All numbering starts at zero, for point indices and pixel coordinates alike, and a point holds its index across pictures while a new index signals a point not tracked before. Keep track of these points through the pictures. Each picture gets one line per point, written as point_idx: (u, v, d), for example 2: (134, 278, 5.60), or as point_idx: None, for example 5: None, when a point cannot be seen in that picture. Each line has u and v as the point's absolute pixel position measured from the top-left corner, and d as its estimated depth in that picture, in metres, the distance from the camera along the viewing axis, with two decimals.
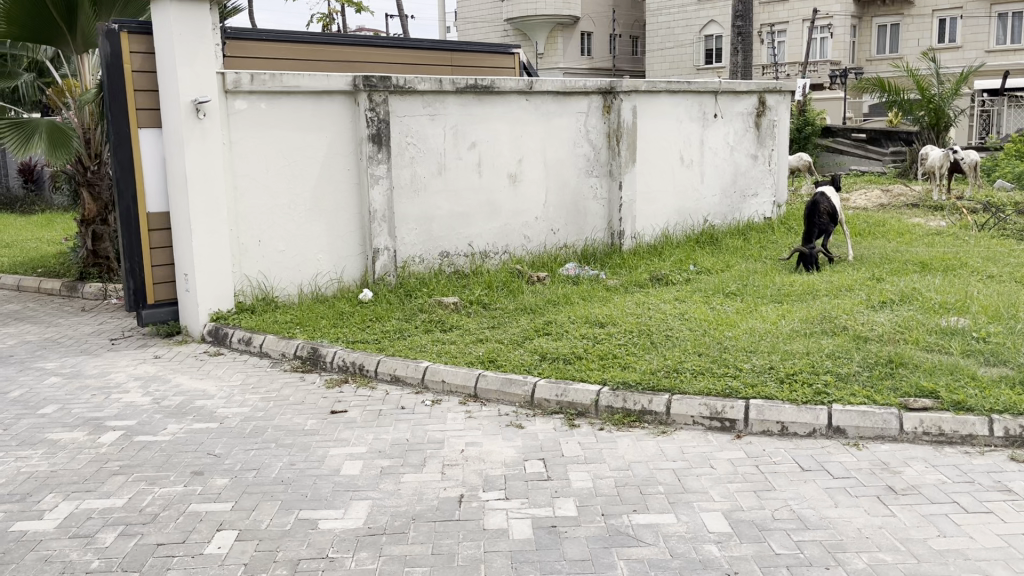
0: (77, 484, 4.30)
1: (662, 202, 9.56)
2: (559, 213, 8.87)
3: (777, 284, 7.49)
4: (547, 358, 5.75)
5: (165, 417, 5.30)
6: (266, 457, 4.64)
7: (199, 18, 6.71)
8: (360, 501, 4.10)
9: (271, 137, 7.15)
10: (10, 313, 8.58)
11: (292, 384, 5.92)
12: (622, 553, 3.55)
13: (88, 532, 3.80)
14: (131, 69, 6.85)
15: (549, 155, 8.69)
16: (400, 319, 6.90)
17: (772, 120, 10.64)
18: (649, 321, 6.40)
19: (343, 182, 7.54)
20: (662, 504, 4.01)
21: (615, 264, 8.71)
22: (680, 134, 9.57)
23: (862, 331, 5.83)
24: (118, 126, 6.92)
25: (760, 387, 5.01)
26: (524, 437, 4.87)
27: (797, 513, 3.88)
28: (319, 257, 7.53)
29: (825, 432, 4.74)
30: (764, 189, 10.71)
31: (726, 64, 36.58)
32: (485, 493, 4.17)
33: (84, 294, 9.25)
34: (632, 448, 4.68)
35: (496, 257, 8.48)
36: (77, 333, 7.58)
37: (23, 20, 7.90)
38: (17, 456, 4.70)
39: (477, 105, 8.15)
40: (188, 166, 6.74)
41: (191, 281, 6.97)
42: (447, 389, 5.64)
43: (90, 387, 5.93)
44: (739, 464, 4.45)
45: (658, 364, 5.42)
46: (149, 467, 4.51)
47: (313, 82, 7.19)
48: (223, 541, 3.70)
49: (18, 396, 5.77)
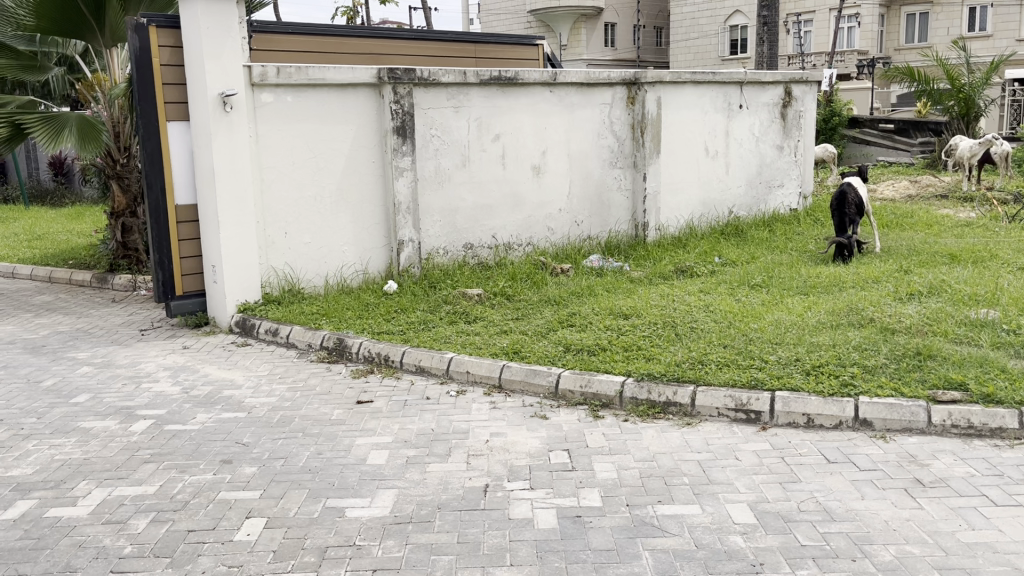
0: (109, 472, 4.38)
1: (687, 194, 9.51)
2: (582, 205, 8.85)
3: (804, 276, 7.45)
4: (571, 349, 5.76)
5: (194, 407, 5.37)
6: (293, 446, 4.69)
7: (225, 12, 6.76)
8: (387, 489, 4.14)
9: (297, 130, 7.20)
10: (42, 304, 8.73)
11: (318, 374, 5.98)
12: (647, 544, 3.56)
13: (121, 518, 3.87)
14: (159, 62, 6.93)
15: (572, 146, 8.68)
16: (424, 310, 6.93)
17: (799, 111, 10.55)
18: (674, 313, 6.39)
19: (368, 175, 7.58)
20: (687, 495, 4.01)
21: (639, 256, 8.70)
22: (705, 125, 9.51)
23: (889, 323, 5.78)
24: (147, 120, 7.00)
25: (786, 378, 4.99)
26: (549, 428, 4.88)
27: (823, 505, 3.87)
28: (344, 248, 7.59)
29: (852, 425, 4.71)
30: (790, 180, 10.62)
31: (751, 53, 36.24)
32: (510, 483, 4.19)
33: (114, 285, 9.39)
34: (656, 440, 4.68)
35: (520, 249, 8.50)
36: (107, 324, 7.69)
37: (52, 15, 7.98)
38: (50, 444, 4.79)
39: (501, 97, 8.15)
40: (215, 159, 6.81)
41: (219, 272, 7.05)
42: (471, 379, 5.67)
43: (121, 376, 6.02)
44: (764, 456, 4.44)
45: (683, 356, 5.41)
46: (179, 455, 4.58)
47: (338, 74, 7.22)
48: (253, 528, 3.76)
49: (51, 385, 5.88)
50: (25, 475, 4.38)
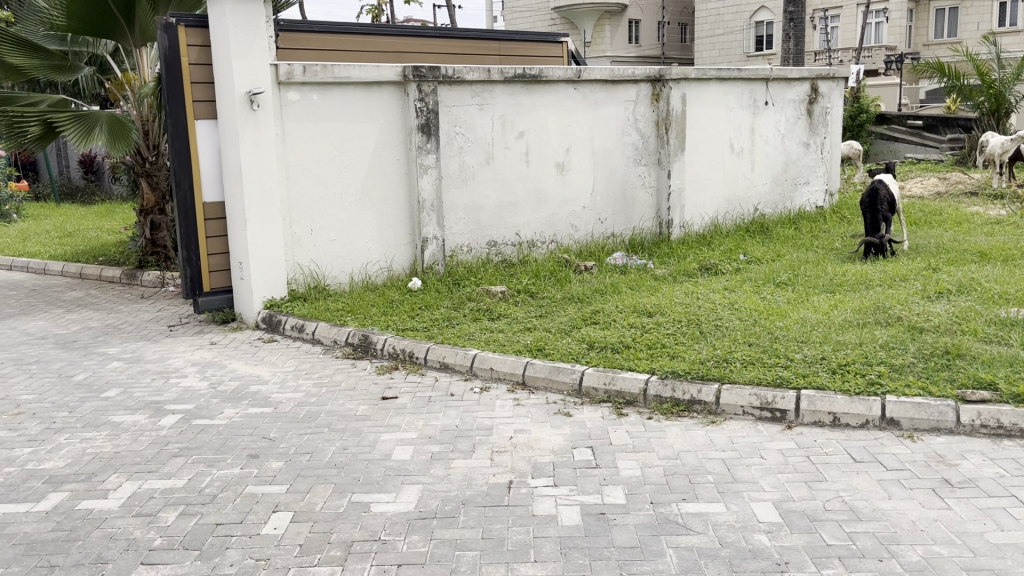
0: (139, 465, 4.45)
1: (712, 191, 9.46)
2: (606, 203, 8.84)
3: (830, 274, 7.39)
4: (595, 346, 5.76)
5: (222, 402, 5.44)
6: (319, 442, 4.73)
7: (253, 12, 6.83)
8: (411, 485, 4.16)
9: (323, 128, 7.25)
10: (73, 300, 8.86)
11: (343, 370, 6.03)
12: (672, 541, 3.56)
13: (151, 511, 3.93)
14: (188, 61, 7.01)
15: (596, 143, 8.66)
16: (448, 307, 6.96)
17: (825, 108, 10.45)
18: (699, 310, 6.37)
19: (392, 172, 7.62)
20: (712, 493, 4.00)
21: (663, 253, 8.67)
22: (730, 122, 9.46)
23: (917, 322, 5.72)
24: (176, 118, 7.09)
25: (811, 377, 4.96)
26: (572, 425, 4.89)
27: (850, 505, 3.84)
28: (369, 246, 7.63)
29: (878, 424, 4.67)
30: (816, 177, 10.52)
31: (777, 50, 35.91)
32: (534, 480, 4.20)
33: (143, 282, 9.52)
34: (680, 438, 4.67)
35: (544, 246, 8.50)
36: (136, 320, 7.80)
37: (83, 15, 8.09)
38: (82, 437, 4.87)
39: (525, 95, 8.16)
40: (242, 156, 6.88)
41: (246, 269, 7.13)
42: (495, 376, 5.69)
43: (150, 372, 6.10)
44: (789, 454, 4.42)
45: (708, 354, 5.39)
46: (207, 450, 4.64)
47: (364, 73, 7.27)
48: (279, 522, 3.80)
49: (83, 379, 5.97)
50: (57, 468, 4.46)
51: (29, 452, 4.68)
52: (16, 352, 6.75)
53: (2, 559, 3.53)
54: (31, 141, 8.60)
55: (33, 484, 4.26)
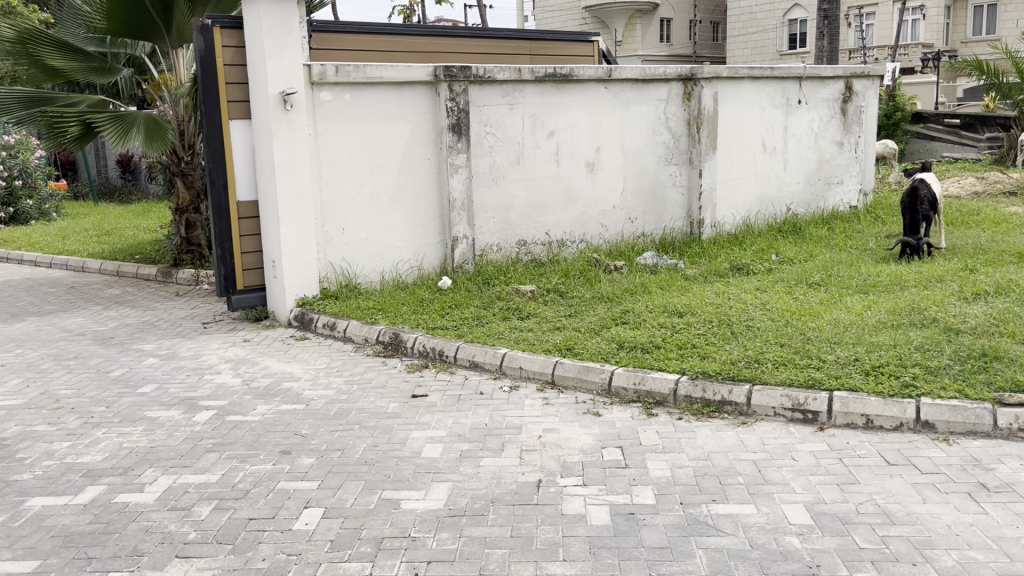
0: (174, 460, 4.52)
1: (744, 190, 9.39)
2: (637, 202, 8.81)
3: (863, 275, 7.30)
4: (624, 346, 5.75)
5: (255, 398, 5.51)
6: (350, 438, 4.78)
7: (287, 13, 6.91)
8: (441, 483, 4.18)
9: (355, 128, 7.31)
10: (111, 297, 9.02)
11: (374, 368, 6.08)
12: (701, 542, 3.55)
13: (185, 505, 3.99)
14: (223, 62, 7.11)
15: (627, 143, 8.64)
16: (478, 307, 6.97)
17: (860, 106, 10.32)
18: (729, 311, 6.32)
19: (422, 172, 7.66)
20: (743, 495, 3.97)
21: (694, 253, 8.61)
22: (762, 121, 9.38)
23: (954, 323, 5.63)
24: (211, 119, 7.19)
25: (844, 378, 4.91)
26: (602, 425, 4.88)
27: (883, 508, 3.80)
28: (400, 245, 7.68)
29: (912, 426, 4.61)
30: (850, 176, 10.38)
31: (810, 48, 35.50)
32: (564, 479, 4.20)
33: (178, 279, 9.68)
34: (710, 438, 4.65)
35: (574, 245, 8.49)
36: (172, 317, 7.92)
37: (120, 17, 8.24)
38: (119, 432, 4.96)
39: (556, 94, 8.16)
40: (275, 156, 6.96)
41: (279, 267, 7.21)
42: (524, 375, 5.70)
43: (185, 368, 6.19)
44: (821, 456, 4.38)
45: (739, 355, 5.36)
46: (240, 446, 4.70)
47: (396, 73, 7.32)
48: (310, 518, 3.84)
49: (120, 375, 6.09)
50: (95, 462, 4.54)
51: (67, 446, 4.78)
52: (56, 348, 6.89)
53: (41, 550, 3.61)
54: (71, 141, 8.77)
55: (71, 477, 4.35)
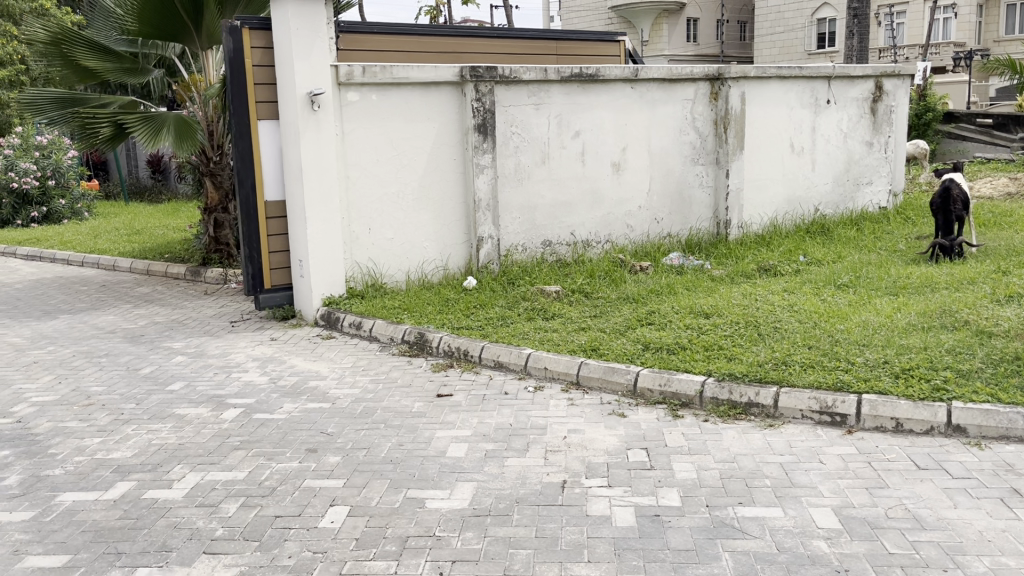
0: (202, 457, 4.57)
1: (771, 191, 9.31)
2: (663, 203, 8.77)
3: (893, 276, 7.21)
4: (650, 347, 5.72)
5: (282, 396, 5.55)
6: (376, 437, 4.80)
7: (315, 14, 6.96)
8: (466, 483, 4.19)
9: (381, 128, 7.35)
10: (140, 295, 9.13)
11: (399, 367, 6.10)
12: (727, 545, 3.52)
13: (213, 502, 4.03)
14: (252, 63, 7.18)
15: (653, 143, 8.60)
16: (503, 307, 6.96)
17: (890, 106, 10.19)
18: (757, 312, 6.28)
19: (448, 172, 7.68)
20: (769, 498, 3.94)
21: (721, 254, 8.55)
22: (790, 121, 9.30)
23: (986, 326, 5.54)
24: (240, 120, 7.26)
25: (873, 381, 4.85)
26: (627, 426, 4.87)
27: (912, 513, 3.75)
28: (425, 245, 7.71)
29: (943, 431, 4.54)
30: (879, 177, 10.25)
31: (839, 47, 35.13)
32: (588, 480, 4.19)
33: (206, 278, 9.79)
34: (737, 441, 4.61)
35: (599, 245, 8.46)
36: (200, 315, 8.01)
37: (152, 19, 8.36)
38: (148, 429, 5.02)
39: (582, 94, 8.14)
40: (303, 156, 7.01)
41: (306, 266, 7.26)
42: (549, 376, 5.69)
43: (213, 366, 6.26)
44: (849, 459, 4.33)
45: (766, 356, 5.31)
46: (267, 443, 4.74)
47: (422, 73, 7.35)
48: (336, 516, 3.86)
49: (149, 372, 6.16)
50: (125, 458, 4.60)
51: (98, 442, 4.84)
52: (87, 346, 6.99)
53: (71, 545, 3.65)
54: (103, 142, 8.88)
55: (101, 473, 4.41)
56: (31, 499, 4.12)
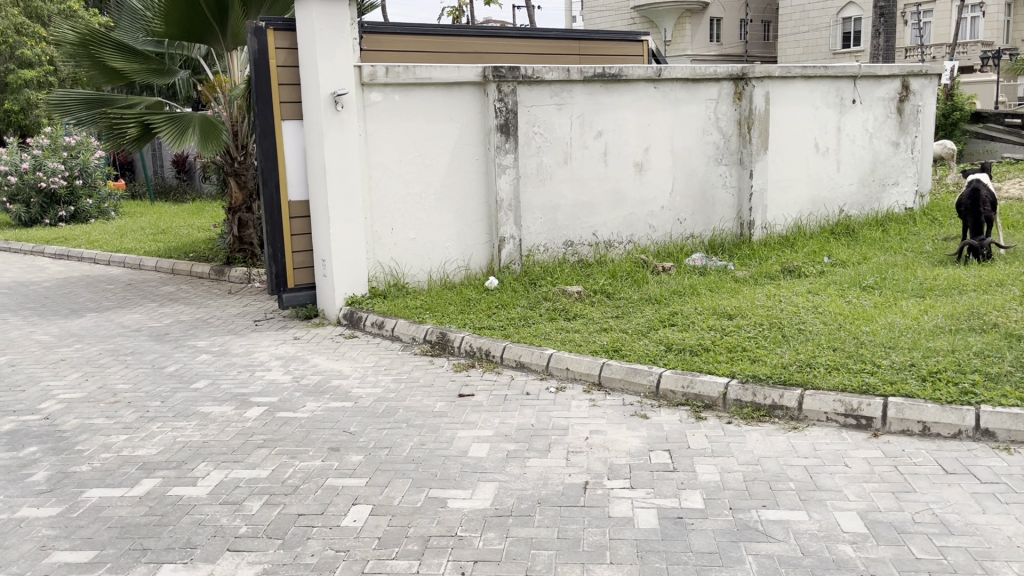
0: (226, 455, 4.60)
1: (796, 191, 9.23)
2: (685, 203, 8.72)
3: (920, 278, 7.12)
4: (672, 349, 5.69)
5: (304, 395, 5.58)
6: (398, 436, 4.81)
7: (338, 15, 6.99)
8: (488, 483, 4.19)
9: (404, 128, 7.37)
10: (166, 294, 9.22)
11: (421, 366, 6.11)
12: (751, 548, 3.49)
13: (237, 499, 4.06)
14: (276, 64, 7.22)
15: (676, 143, 8.55)
16: (524, 307, 6.96)
17: (917, 106, 10.07)
18: (781, 313, 6.23)
19: (470, 172, 7.69)
20: (793, 501, 3.90)
21: (744, 255, 8.49)
22: (815, 121, 9.22)
23: (1015, 329, 5.45)
24: (264, 120, 7.31)
25: (899, 384, 4.79)
26: (649, 427, 4.84)
27: (940, 517, 3.70)
28: (447, 245, 7.72)
29: (972, 434, 4.48)
30: (906, 177, 10.13)
31: (865, 46, 34.77)
32: (610, 481, 4.17)
33: (230, 278, 9.86)
34: (761, 443, 4.58)
35: (621, 246, 8.43)
36: (225, 314, 8.07)
37: (178, 20, 8.42)
38: (173, 426, 5.06)
39: (604, 94, 8.12)
40: (326, 156, 7.05)
41: (329, 266, 7.29)
42: (571, 376, 5.68)
43: (237, 364, 6.31)
44: (875, 463, 4.28)
45: (790, 358, 5.27)
46: (291, 442, 4.77)
47: (445, 74, 7.36)
48: (359, 515, 3.87)
49: (174, 371, 6.22)
50: (150, 455, 4.65)
51: (124, 438, 4.89)
52: (113, 343, 7.06)
53: (98, 541, 3.69)
54: (129, 142, 8.97)
55: (127, 470, 4.45)
56: (58, 495, 4.17)
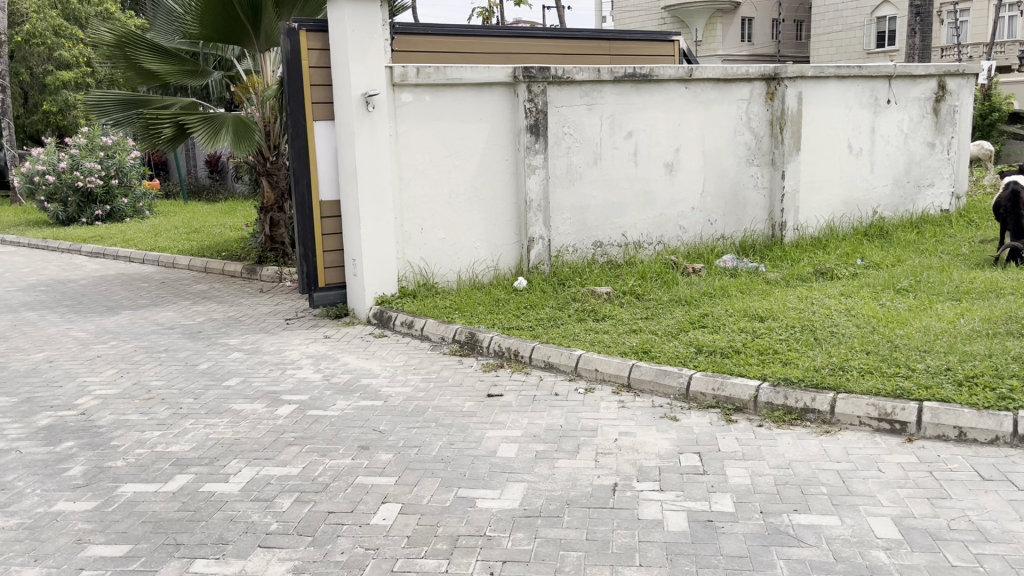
0: (258, 452, 4.64)
1: (828, 192, 9.12)
2: (716, 204, 8.66)
3: (956, 281, 7.01)
4: (703, 350, 5.66)
5: (335, 393, 5.62)
6: (427, 436, 4.82)
7: (370, 16, 7.03)
8: (517, 483, 4.18)
9: (434, 128, 7.39)
10: (198, 293, 9.33)
11: (450, 366, 6.12)
12: (782, 553, 3.46)
13: (267, 497, 4.09)
14: (308, 65, 7.28)
15: (707, 143, 8.50)
16: (553, 307, 6.96)
17: (953, 106, 9.90)
18: (813, 316, 6.16)
19: (500, 172, 7.70)
20: (825, 505, 3.86)
21: (776, 256, 8.41)
22: (849, 122, 9.10)
23: None
24: (296, 121, 7.37)
25: (934, 389, 4.72)
26: (679, 429, 4.82)
27: (977, 525, 3.63)
28: (476, 245, 7.73)
29: (1010, 441, 4.39)
30: (941, 179, 9.98)
31: (900, 45, 34.27)
32: (640, 483, 4.15)
33: (262, 277, 9.96)
34: (792, 446, 4.53)
35: (651, 247, 8.39)
36: (256, 313, 8.14)
37: (213, 21, 8.52)
38: (206, 423, 5.12)
39: (635, 94, 8.08)
40: (357, 156, 7.09)
41: (359, 265, 7.34)
42: (600, 377, 5.67)
43: (268, 362, 6.36)
44: (909, 468, 4.22)
45: (823, 361, 5.22)
46: (321, 440, 4.80)
47: (475, 74, 7.37)
48: (388, 514, 3.89)
49: (207, 368, 6.29)
50: (183, 451, 4.71)
51: (158, 435, 4.96)
52: (147, 341, 7.16)
53: (132, 535, 3.74)
54: (164, 142, 9.09)
55: (161, 465, 4.51)
56: (93, 490, 4.24)
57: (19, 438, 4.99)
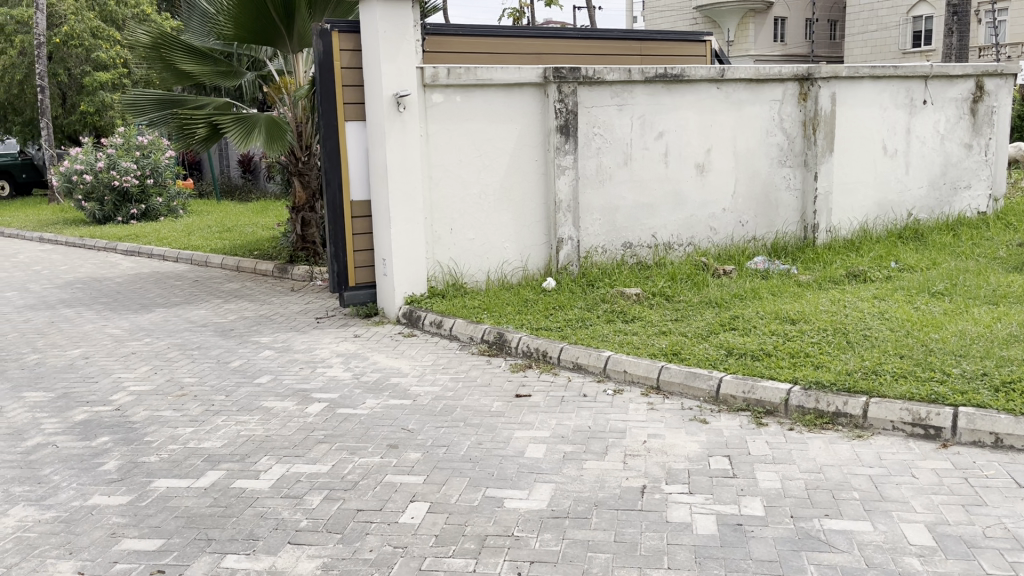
0: (288, 449, 4.69)
1: (862, 194, 9.01)
2: (748, 205, 8.59)
3: (992, 285, 6.88)
4: (733, 353, 5.61)
5: (364, 392, 5.64)
6: (455, 435, 4.84)
7: (402, 17, 7.07)
8: (545, 484, 4.18)
9: (465, 129, 7.41)
10: (231, 291, 9.43)
11: (479, 366, 6.13)
12: (813, 558, 3.42)
13: (297, 494, 4.13)
14: (341, 66, 7.33)
15: (738, 144, 8.43)
16: (582, 308, 6.96)
17: (992, 107, 9.72)
18: (845, 319, 6.09)
19: (530, 172, 7.70)
20: (857, 511, 3.81)
21: (807, 258, 8.32)
22: (884, 122, 8.98)
23: None
24: (328, 121, 7.43)
25: (970, 394, 4.64)
26: (709, 432, 4.78)
27: (1013, 533, 3.57)
28: (506, 245, 7.73)
29: None
30: (979, 181, 9.81)
31: (937, 44, 33.74)
32: (669, 486, 4.13)
33: (293, 276, 10.05)
34: (824, 451, 4.48)
35: (681, 248, 8.34)
36: (287, 311, 8.22)
37: (247, 22, 8.62)
38: (238, 420, 5.18)
39: (666, 95, 8.04)
40: (388, 156, 7.14)
41: (390, 265, 7.38)
42: (629, 379, 5.64)
43: (299, 361, 6.42)
44: (944, 475, 4.15)
45: (855, 365, 5.15)
46: (350, 438, 4.83)
47: (505, 74, 7.38)
48: (416, 512, 3.90)
49: (238, 366, 6.36)
50: (215, 447, 4.76)
51: (190, 431, 5.02)
52: (180, 338, 7.26)
53: (165, 530, 3.80)
54: (198, 142, 9.21)
55: (193, 461, 4.57)
56: (128, 484, 4.31)
57: (56, 432, 5.08)
